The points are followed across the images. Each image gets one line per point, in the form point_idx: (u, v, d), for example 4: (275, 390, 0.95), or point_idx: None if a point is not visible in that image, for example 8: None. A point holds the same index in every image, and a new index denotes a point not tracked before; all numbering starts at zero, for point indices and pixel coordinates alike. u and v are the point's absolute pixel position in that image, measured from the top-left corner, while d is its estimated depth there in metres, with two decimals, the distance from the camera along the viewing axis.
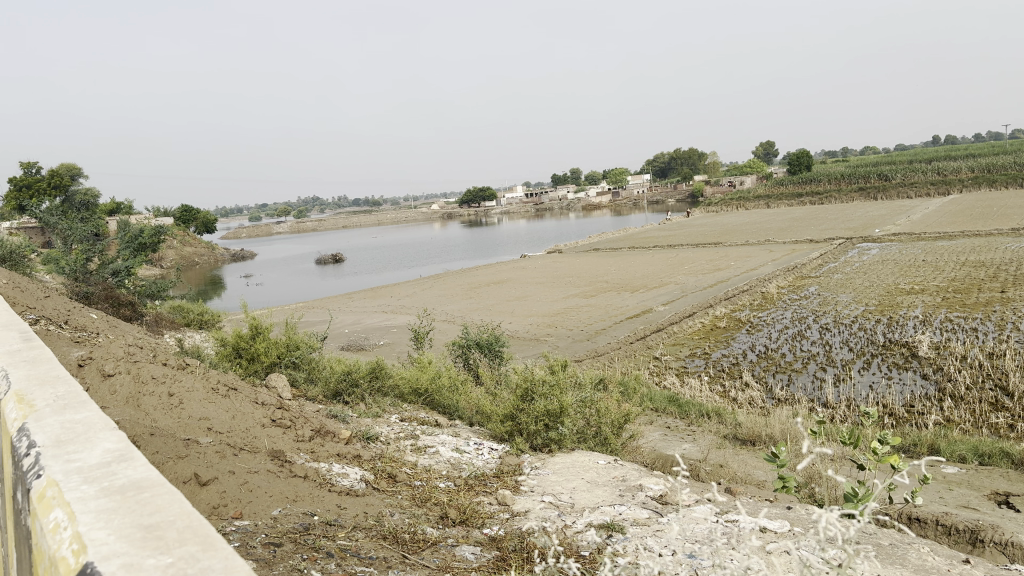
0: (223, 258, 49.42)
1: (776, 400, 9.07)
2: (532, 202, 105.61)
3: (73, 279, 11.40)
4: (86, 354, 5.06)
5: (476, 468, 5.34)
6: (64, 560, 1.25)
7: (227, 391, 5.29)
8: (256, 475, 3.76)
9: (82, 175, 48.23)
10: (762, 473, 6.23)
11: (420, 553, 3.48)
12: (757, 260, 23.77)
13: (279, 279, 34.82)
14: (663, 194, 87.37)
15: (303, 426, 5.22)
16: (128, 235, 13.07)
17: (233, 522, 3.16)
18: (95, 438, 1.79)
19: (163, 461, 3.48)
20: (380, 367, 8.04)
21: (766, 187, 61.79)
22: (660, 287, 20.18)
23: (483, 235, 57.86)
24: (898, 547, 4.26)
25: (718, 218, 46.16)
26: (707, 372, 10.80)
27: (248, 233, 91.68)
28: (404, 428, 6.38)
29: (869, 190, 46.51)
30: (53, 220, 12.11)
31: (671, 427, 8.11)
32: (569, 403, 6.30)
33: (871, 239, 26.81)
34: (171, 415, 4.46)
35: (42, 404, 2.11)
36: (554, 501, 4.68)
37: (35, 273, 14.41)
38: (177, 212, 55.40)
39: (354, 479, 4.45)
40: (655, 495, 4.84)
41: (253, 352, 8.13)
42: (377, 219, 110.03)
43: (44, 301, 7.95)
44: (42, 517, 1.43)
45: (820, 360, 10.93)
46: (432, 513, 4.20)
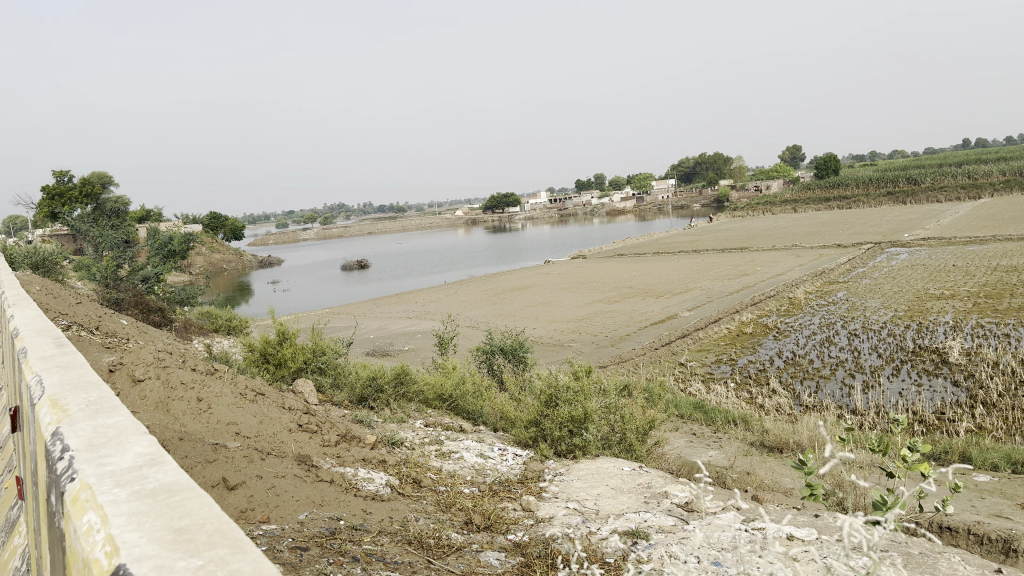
0: (250, 265, 50.03)
1: (803, 406, 8.97)
2: (556, 207, 105.54)
3: (104, 285, 11.61)
4: (116, 360, 5.16)
5: (500, 474, 5.36)
6: (98, 561, 1.28)
7: (255, 395, 5.37)
8: (283, 480, 3.80)
9: (113, 183, 49.14)
10: (790, 481, 6.17)
11: (445, 558, 3.49)
12: (785, 265, 23.54)
13: (305, 286, 35.08)
14: (687, 200, 86.98)
15: (330, 430, 5.27)
16: (157, 242, 13.24)
17: (261, 526, 3.20)
18: (126, 442, 1.83)
19: (192, 464, 3.54)
20: (406, 372, 8.11)
21: (794, 191, 61.32)
22: (685, 292, 20.06)
23: (509, 240, 57.99)
24: (928, 556, 4.19)
25: (745, 223, 45.93)
26: (733, 379, 10.71)
27: (275, 240, 92.78)
28: (429, 433, 6.41)
29: (898, 195, 45.99)
30: (84, 228, 12.22)
31: (696, 434, 8.05)
32: (593, 409, 6.31)
33: (901, 244, 26.48)
34: (199, 420, 4.51)
35: (75, 408, 2.16)
36: (578, 507, 4.67)
37: (68, 281, 14.71)
38: (205, 218, 56.21)
39: (379, 484, 4.48)
40: (681, 503, 4.79)
41: (280, 357, 8.20)
42: (402, 226, 110.75)
43: (77, 307, 8.09)
44: (76, 519, 1.46)
45: (849, 366, 10.79)
46: (456, 518, 4.21)
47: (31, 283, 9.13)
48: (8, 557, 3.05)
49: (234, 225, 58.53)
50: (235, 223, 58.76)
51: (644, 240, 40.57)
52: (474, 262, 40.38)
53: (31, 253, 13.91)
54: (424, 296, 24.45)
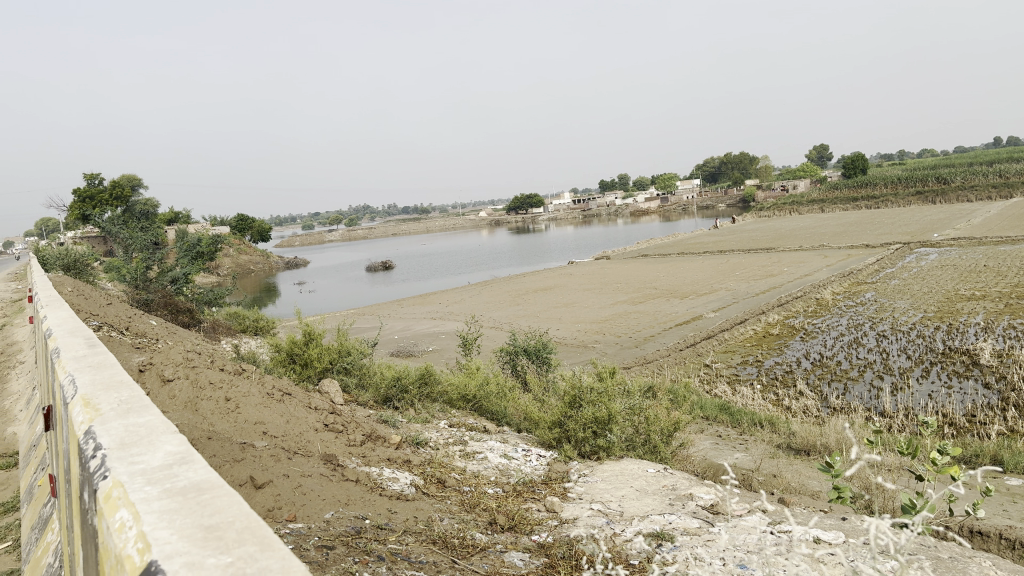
0: (276, 266, 50.59)
1: (831, 408, 8.88)
2: (580, 208, 105.31)
3: (134, 286, 11.82)
4: (146, 360, 5.26)
5: (524, 474, 5.36)
6: (131, 557, 1.31)
7: (282, 395, 5.43)
8: (310, 479, 3.84)
9: (143, 185, 49.92)
10: (817, 483, 6.11)
11: (470, 558, 3.51)
12: (812, 266, 23.29)
13: (330, 287, 35.37)
14: (713, 200, 86.39)
15: (355, 430, 5.32)
16: (186, 244, 13.41)
17: (288, 524, 3.23)
18: (157, 441, 1.85)
19: (221, 463, 3.59)
20: (430, 373, 8.16)
21: (821, 191, 60.72)
22: (710, 293, 19.92)
23: (533, 241, 58.11)
24: (958, 561, 4.13)
25: (771, 222, 45.57)
26: (760, 381, 10.60)
27: (301, 241, 93.84)
28: (454, 433, 6.44)
29: (927, 194, 45.41)
30: (115, 229, 12.42)
31: (722, 436, 8.00)
32: (617, 410, 6.29)
33: (930, 244, 26.11)
34: (227, 420, 4.57)
35: (107, 408, 2.20)
36: (602, 509, 4.65)
37: (98, 282, 14.98)
38: (232, 220, 56.94)
39: (405, 484, 4.51)
40: (706, 505, 4.76)
41: (306, 357, 8.28)
42: (426, 227, 111.27)
43: (107, 308, 8.24)
44: (109, 516, 1.49)
45: (877, 368, 10.65)
46: (481, 518, 4.22)
47: (63, 285, 9.32)
48: (42, 554, 3.12)
49: (260, 227, 59.19)
50: (262, 224, 59.38)
51: (668, 240, 40.38)
52: (499, 263, 40.52)
53: (64, 254, 14.18)
54: (447, 297, 24.53)
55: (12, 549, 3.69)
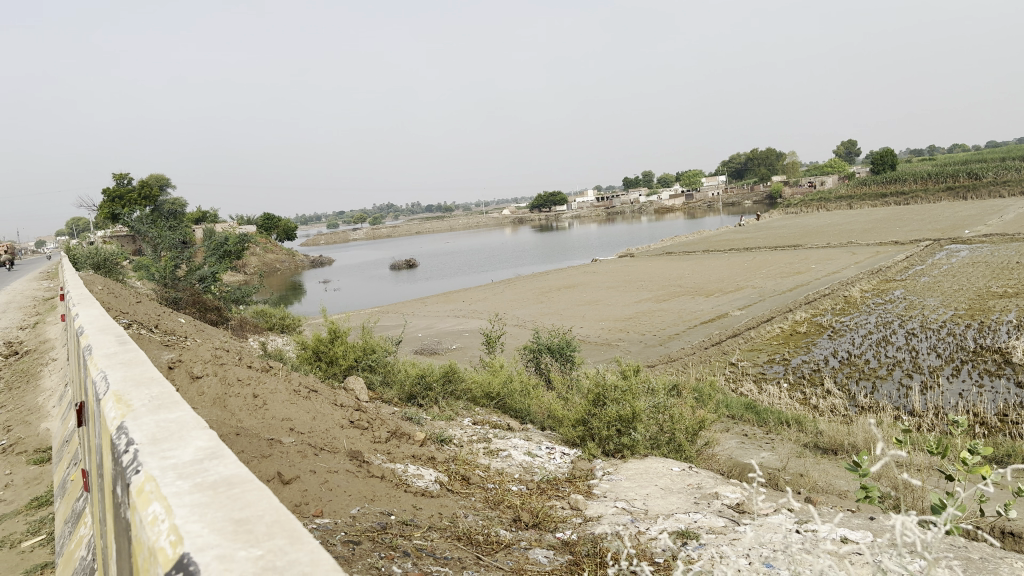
0: (302, 264, 51.01)
1: (859, 407, 8.77)
2: (603, 205, 104.95)
3: (163, 284, 12.01)
4: (175, 358, 5.34)
5: (548, 472, 5.38)
6: (163, 550, 1.34)
7: (308, 392, 5.49)
8: (336, 475, 3.88)
9: (170, 184, 50.61)
10: (845, 483, 6.05)
11: (494, 554, 3.52)
12: (840, 263, 23.03)
13: (355, 285, 35.57)
14: (738, 197, 85.66)
15: (380, 427, 5.35)
16: (214, 243, 13.58)
17: (314, 520, 3.26)
18: (187, 436, 1.88)
19: (249, 459, 3.64)
20: (454, 370, 8.20)
21: (849, 187, 59.96)
22: (737, 291, 19.78)
23: (557, 239, 58.10)
24: (989, 561, 4.07)
25: (798, 219, 45.10)
26: (787, 380, 10.50)
27: (327, 240, 94.76)
28: (478, 431, 6.46)
29: (958, 190, 44.71)
30: (143, 228, 12.57)
31: (748, 435, 7.94)
32: (642, 408, 6.27)
33: (961, 240, 25.69)
34: (255, 416, 4.63)
35: (138, 404, 2.24)
36: (626, 507, 4.65)
37: (128, 280, 15.21)
38: (259, 219, 57.51)
39: (429, 480, 4.53)
40: (732, 504, 4.74)
41: (332, 355, 8.35)
42: (450, 224, 111.54)
43: (137, 306, 8.37)
44: (142, 509, 1.53)
45: (906, 367, 10.52)
46: (505, 515, 4.23)
47: (96, 283, 9.47)
48: (75, 548, 3.18)
49: (286, 225, 59.70)
50: (288, 223, 59.94)
51: (693, 238, 40.08)
52: (523, 261, 40.53)
53: (94, 253, 14.42)
54: (471, 295, 24.63)
55: (47, 542, 3.77)
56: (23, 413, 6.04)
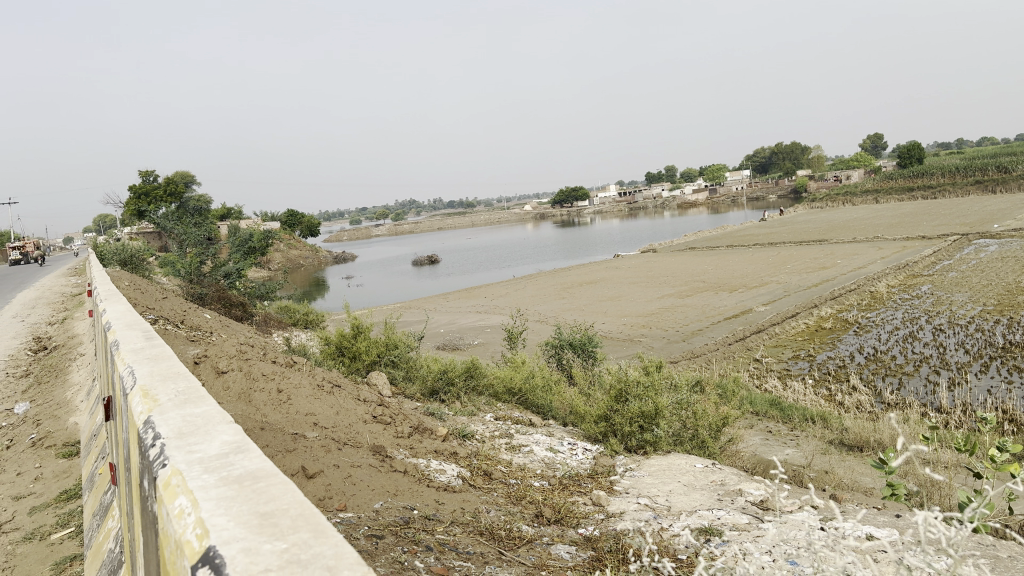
0: (325, 260, 51.31)
1: (885, 404, 8.68)
2: (625, 200, 104.55)
3: (188, 281, 12.16)
4: (201, 353, 5.42)
5: (570, 468, 5.38)
6: (189, 543, 1.35)
7: (331, 387, 5.53)
8: (360, 469, 3.91)
9: (194, 180, 51.17)
10: (871, 480, 6.00)
11: (516, 550, 3.53)
12: (866, 258, 22.76)
13: (378, 281, 35.74)
14: (762, 190, 84.90)
15: (402, 422, 5.38)
16: (239, 239, 13.70)
17: (338, 514, 3.29)
18: (213, 430, 1.91)
19: (274, 454, 3.68)
20: (476, 366, 8.23)
21: (876, 181, 59.18)
22: (761, 286, 19.62)
23: (579, 234, 57.95)
24: (1019, 560, 4.00)
25: (823, 214, 44.59)
26: (812, 376, 10.40)
27: (349, 236, 95.43)
28: (499, 426, 6.48)
29: (987, 183, 43.98)
30: (170, 225, 12.71)
31: (772, 431, 7.89)
32: (664, 404, 6.24)
33: (990, 235, 25.26)
34: (280, 411, 4.67)
35: (165, 398, 2.27)
36: (649, 503, 4.64)
37: (154, 276, 15.41)
38: (283, 216, 58.00)
39: (451, 475, 4.55)
40: (756, 500, 4.70)
41: (354, 350, 8.41)
42: (471, 220, 111.67)
43: (163, 302, 8.49)
44: (169, 502, 1.55)
45: (934, 363, 10.38)
46: (527, 511, 4.24)
47: (123, 279, 9.61)
48: (103, 541, 3.24)
49: (309, 222, 60.10)
50: (311, 220, 60.43)
51: (716, 233, 39.79)
52: (545, 256, 40.43)
53: (121, 250, 14.62)
54: (493, 291, 24.68)
55: (75, 534, 3.84)
56: (52, 408, 6.15)
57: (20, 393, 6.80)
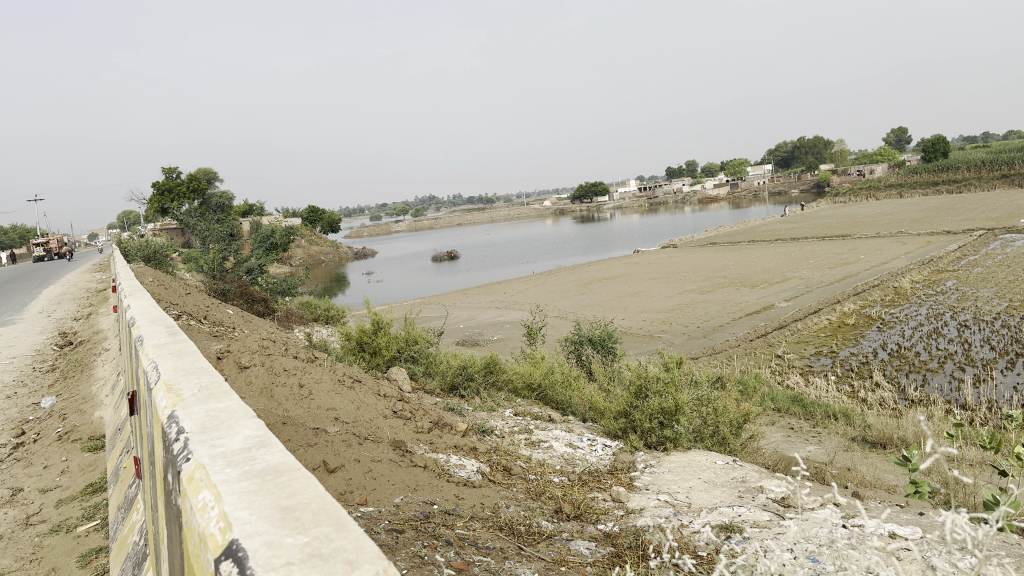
0: (346, 256, 51.61)
1: (909, 401, 8.57)
2: (646, 196, 104.14)
3: (211, 276, 12.29)
4: (224, 348, 5.48)
5: (590, 464, 5.37)
6: (213, 536, 1.37)
7: (352, 382, 5.56)
8: (380, 464, 3.93)
9: (216, 178, 51.67)
10: (894, 478, 5.96)
11: (536, 545, 3.54)
12: (890, 254, 22.49)
13: (398, 277, 35.90)
14: (784, 185, 84.19)
15: (423, 418, 5.41)
16: (260, 235, 13.79)
17: (359, 508, 3.31)
18: (236, 425, 1.93)
19: (295, 448, 3.71)
20: (496, 361, 8.25)
21: (899, 176, 58.51)
22: (782, 282, 19.45)
23: (599, 230, 57.73)
24: None
25: (847, 209, 44.10)
26: (834, 372, 10.31)
27: (369, 233, 95.92)
28: (519, 422, 6.48)
29: (1014, 177, 43.32)
30: (192, 221, 12.82)
31: (794, 428, 7.83)
32: (684, 401, 6.21)
33: (1017, 230, 24.86)
34: (301, 405, 4.71)
35: (188, 393, 2.30)
36: (669, 499, 4.63)
37: (177, 272, 15.59)
38: (304, 212, 58.41)
39: (471, 470, 4.57)
40: (777, 498, 4.67)
41: (375, 345, 8.44)
42: (491, 216, 111.70)
43: (186, 298, 8.58)
44: (192, 497, 1.57)
45: (959, 359, 10.24)
46: (547, 506, 4.24)
47: (146, 275, 9.72)
48: (128, 534, 3.27)
49: (330, 217, 60.42)
50: (332, 216, 60.89)
51: (737, 228, 39.54)
52: (564, 253, 40.34)
53: (145, 246, 14.79)
54: (512, 287, 24.68)
55: (101, 527, 3.90)
56: (77, 402, 6.23)
57: (47, 388, 6.91)
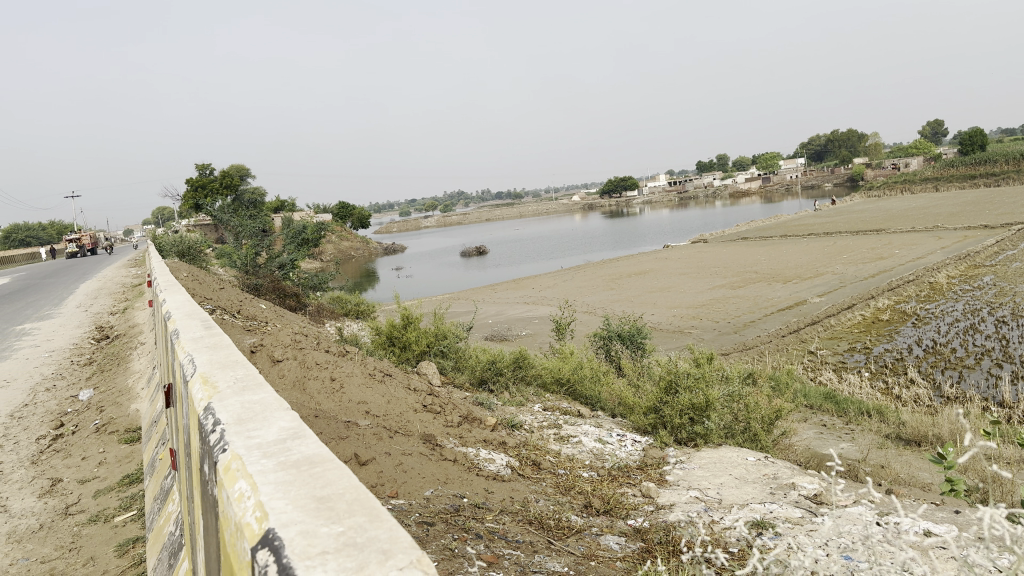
0: (376, 252, 51.98)
1: (945, 399, 8.42)
2: (675, 190, 103.29)
3: (245, 271, 12.47)
4: (258, 342, 5.55)
5: (620, 459, 5.36)
6: (249, 525, 1.39)
7: (382, 376, 5.61)
8: (410, 457, 3.96)
9: (248, 175, 52.30)
10: (928, 475, 5.89)
11: (565, 539, 3.55)
12: (926, 248, 22.08)
13: (427, 272, 36.02)
14: (817, 180, 83.09)
15: (452, 412, 5.45)
16: (292, 231, 13.94)
17: (390, 500, 3.34)
18: (271, 417, 1.96)
19: (328, 441, 3.75)
20: (525, 356, 8.27)
21: (935, 169, 57.42)
22: (816, 277, 19.19)
23: (628, 225, 57.41)
24: None
25: (882, 203, 43.40)
26: (868, 368, 10.17)
27: (399, 228, 96.48)
28: (548, 417, 6.49)
29: None
30: (226, 217, 13.00)
31: (826, 426, 7.73)
32: (715, 397, 6.18)
33: None
34: (333, 399, 4.76)
35: (224, 386, 2.34)
36: (700, 496, 4.60)
37: (211, 267, 15.84)
38: (335, 209, 58.89)
39: (500, 465, 4.59)
40: (809, 495, 4.64)
41: (405, 340, 8.51)
42: (519, 211, 111.56)
43: (220, 292, 8.70)
44: (229, 486, 1.60)
45: (997, 356, 10.04)
46: (576, 501, 4.24)
47: (181, 271, 9.90)
48: (164, 524, 3.34)
49: (360, 214, 60.83)
50: (361, 212, 61.37)
51: (770, 222, 39.14)
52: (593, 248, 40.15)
53: (180, 242, 15.04)
54: (541, 282, 24.69)
55: (138, 517, 3.98)
56: (114, 395, 6.37)
57: (85, 380, 7.08)
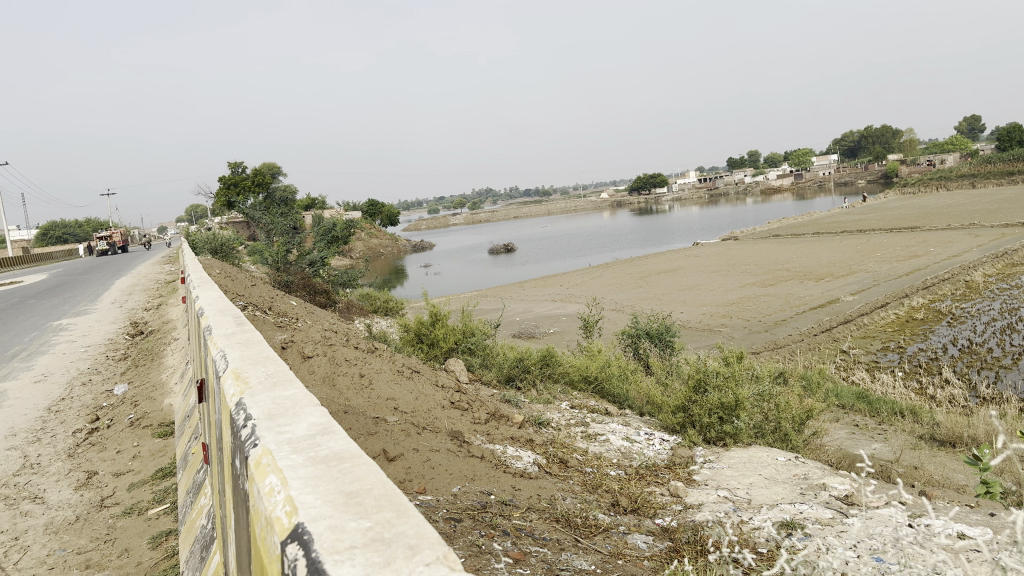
0: (404, 249, 52.18)
1: (980, 399, 8.26)
2: (705, 187, 102.37)
3: (276, 268, 12.62)
4: (288, 338, 5.61)
5: (647, 458, 5.33)
6: (279, 520, 1.41)
7: (410, 373, 5.64)
8: (438, 454, 3.99)
9: (280, 173, 52.85)
10: (963, 477, 5.79)
11: (592, 538, 3.54)
12: (962, 246, 21.64)
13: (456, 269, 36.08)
14: (850, 176, 81.83)
15: (479, 409, 5.48)
16: (322, 228, 14.05)
17: (418, 496, 3.37)
18: (301, 412, 1.99)
19: (357, 436, 3.79)
20: (552, 353, 8.25)
21: (972, 165, 56.22)
22: (849, 275, 18.89)
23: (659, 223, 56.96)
24: None
25: (917, 200, 42.62)
26: (901, 368, 10.02)
27: (428, 225, 96.84)
28: (575, 414, 6.49)
29: None
30: (257, 215, 13.14)
31: (858, 426, 7.62)
32: (745, 396, 6.13)
33: None
34: (362, 395, 4.80)
35: (256, 382, 2.37)
36: (728, 495, 4.56)
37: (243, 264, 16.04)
38: (365, 207, 59.26)
39: (528, 462, 4.60)
40: (840, 495, 4.58)
41: (433, 337, 8.56)
42: (548, 210, 111.28)
43: (252, 289, 8.82)
44: (259, 481, 1.62)
45: None
46: (604, 499, 4.24)
47: (212, 267, 10.06)
48: (197, 517, 3.40)
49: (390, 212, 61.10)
50: (390, 211, 61.59)
51: (802, 220, 38.62)
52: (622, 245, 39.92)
53: (212, 239, 15.26)
54: (569, 280, 24.63)
55: (170, 510, 4.06)
56: (148, 389, 6.50)
57: (120, 375, 7.22)
